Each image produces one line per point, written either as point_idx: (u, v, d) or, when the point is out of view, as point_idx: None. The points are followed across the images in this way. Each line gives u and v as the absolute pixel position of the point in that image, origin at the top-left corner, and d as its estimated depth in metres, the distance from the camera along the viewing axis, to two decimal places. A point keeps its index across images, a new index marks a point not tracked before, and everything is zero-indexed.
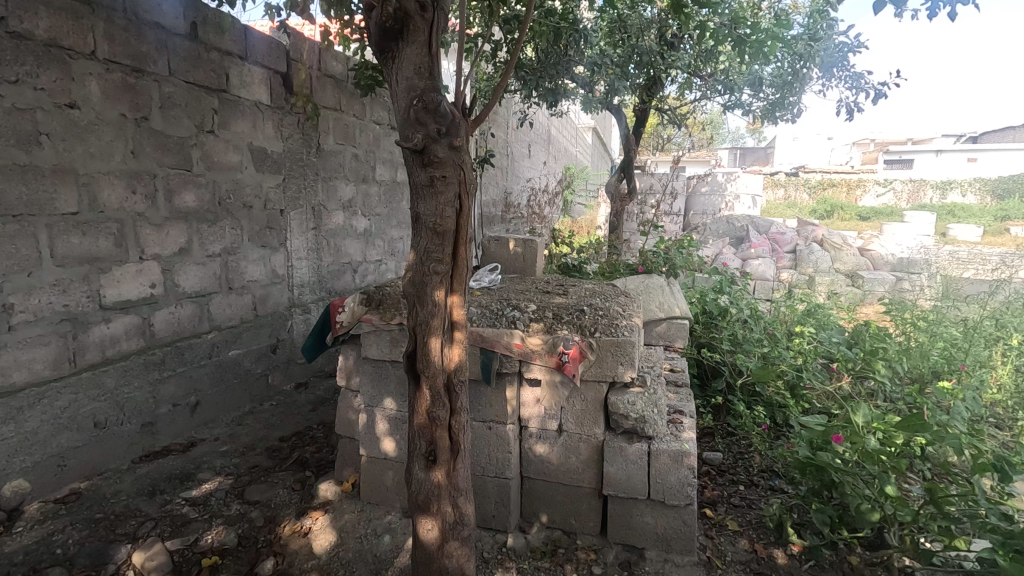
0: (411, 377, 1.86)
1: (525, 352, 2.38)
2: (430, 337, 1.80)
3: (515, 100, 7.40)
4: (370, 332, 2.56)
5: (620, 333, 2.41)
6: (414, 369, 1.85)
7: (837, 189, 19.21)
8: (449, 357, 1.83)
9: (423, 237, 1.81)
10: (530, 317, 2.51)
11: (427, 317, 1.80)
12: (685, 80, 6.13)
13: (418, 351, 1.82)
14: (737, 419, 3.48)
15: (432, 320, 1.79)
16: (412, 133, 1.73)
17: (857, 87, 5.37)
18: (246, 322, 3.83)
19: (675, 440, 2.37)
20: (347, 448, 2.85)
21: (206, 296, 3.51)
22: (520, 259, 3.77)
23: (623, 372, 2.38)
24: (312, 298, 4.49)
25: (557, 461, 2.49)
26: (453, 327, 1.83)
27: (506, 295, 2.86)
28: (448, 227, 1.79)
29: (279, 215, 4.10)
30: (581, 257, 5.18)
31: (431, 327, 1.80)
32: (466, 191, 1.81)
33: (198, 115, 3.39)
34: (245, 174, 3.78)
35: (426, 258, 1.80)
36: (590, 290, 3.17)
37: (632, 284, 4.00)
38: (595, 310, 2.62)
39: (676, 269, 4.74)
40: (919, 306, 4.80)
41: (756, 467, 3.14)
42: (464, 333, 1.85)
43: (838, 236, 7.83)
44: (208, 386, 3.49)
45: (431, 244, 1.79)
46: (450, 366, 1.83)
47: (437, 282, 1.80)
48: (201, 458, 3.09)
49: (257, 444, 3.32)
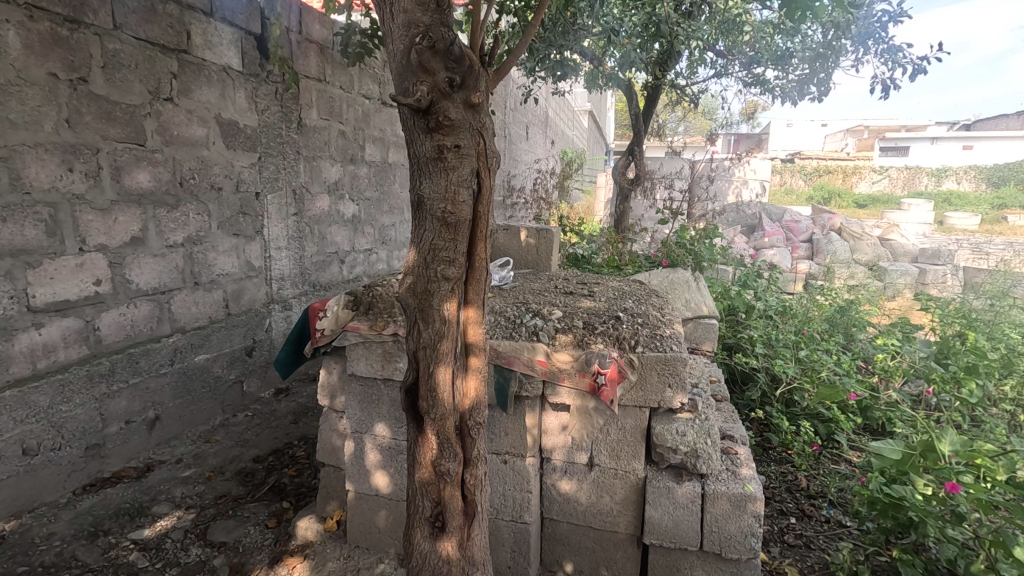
0: (411, 417, 1.40)
1: (551, 371, 1.92)
2: (437, 365, 1.33)
3: (516, 77, 6.91)
4: (356, 344, 2.09)
5: (668, 348, 1.95)
6: (415, 407, 1.38)
7: (834, 176, 18.87)
8: (462, 390, 1.37)
9: (429, 230, 1.33)
10: (555, 327, 2.05)
11: (434, 338, 1.33)
12: (699, 56, 5.64)
13: (419, 384, 1.36)
14: (779, 436, 3.07)
15: (440, 343, 1.33)
16: (412, 85, 1.25)
17: (894, 61, 4.88)
18: (216, 321, 3.33)
19: (735, 480, 1.94)
20: (331, 478, 2.38)
21: (166, 293, 3.01)
22: (532, 252, 3.40)
23: (671, 396, 1.93)
24: (294, 292, 4.00)
25: (587, 502, 2.05)
26: (468, 351, 1.37)
27: (523, 297, 2.40)
28: (463, 215, 1.31)
29: (254, 198, 3.59)
30: (591, 248, 4.77)
31: (439, 352, 1.33)
32: (486, 166, 1.33)
33: (152, 79, 2.86)
34: (212, 151, 3.25)
35: (431, 258, 1.33)
36: (618, 290, 2.72)
37: (655, 280, 3.57)
38: (634, 318, 2.17)
39: (701, 262, 4.32)
40: (963, 304, 4.41)
41: (806, 494, 2.73)
42: (482, 359, 1.39)
43: (857, 225, 7.41)
44: (169, 399, 3.00)
45: (438, 239, 1.32)
46: (463, 403, 1.38)
47: (447, 291, 1.33)
48: (159, 488, 2.62)
49: (227, 467, 2.85)
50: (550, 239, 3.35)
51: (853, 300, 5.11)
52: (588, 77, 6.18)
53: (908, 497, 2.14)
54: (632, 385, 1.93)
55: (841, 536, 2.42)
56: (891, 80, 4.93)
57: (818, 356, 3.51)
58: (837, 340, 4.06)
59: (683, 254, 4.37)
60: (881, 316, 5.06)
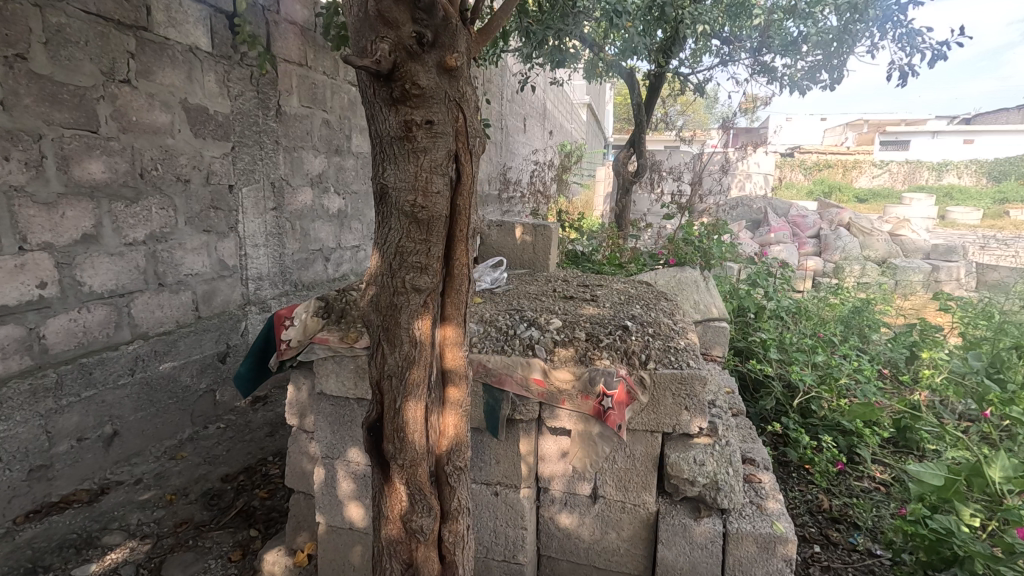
0: (375, 461, 1.13)
1: (548, 393, 1.65)
2: (406, 398, 1.06)
3: (514, 65, 6.61)
4: (326, 358, 1.82)
5: (684, 364, 1.69)
6: (380, 449, 1.12)
7: (833, 170, 18.45)
8: (439, 427, 1.11)
9: (395, 228, 1.06)
10: (553, 339, 1.78)
11: (402, 364, 1.06)
12: (701, 46, 5.39)
13: (383, 421, 1.09)
14: (797, 452, 2.82)
15: (410, 371, 1.06)
16: (371, 43, 0.97)
17: (912, 46, 4.61)
18: (184, 326, 3.06)
19: (761, 517, 1.69)
20: (301, 506, 2.12)
21: (126, 296, 2.72)
22: (529, 251, 3.15)
23: (688, 421, 1.67)
24: (274, 293, 3.73)
25: (590, 540, 1.79)
26: (445, 380, 1.11)
27: (518, 304, 2.14)
28: (436, 208, 1.04)
29: (226, 191, 3.31)
30: (592, 245, 4.52)
31: (408, 383, 1.06)
32: (467, 148, 1.06)
33: (106, 58, 2.56)
34: (178, 140, 2.96)
35: (398, 264, 1.06)
36: (624, 294, 2.45)
37: (661, 279, 3.30)
38: (643, 328, 1.90)
39: (708, 260, 4.06)
40: (988, 305, 4.16)
41: (829, 517, 2.48)
42: (463, 390, 1.13)
43: (866, 220, 7.14)
44: (129, 412, 2.73)
45: (407, 240, 1.05)
46: (440, 444, 1.11)
47: (418, 306, 1.06)
48: (113, 514, 2.35)
49: (192, 488, 2.58)
50: (547, 236, 3.10)
51: (867, 299, 4.85)
52: (587, 66, 5.90)
53: (953, 529, 1.89)
54: (643, 407, 1.66)
55: (873, 569, 2.16)
56: (909, 67, 4.63)
57: (836, 363, 3.26)
58: (853, 344, 3.82)
59: (692, 252, 4.09)
60: (896, 316, 4.81)
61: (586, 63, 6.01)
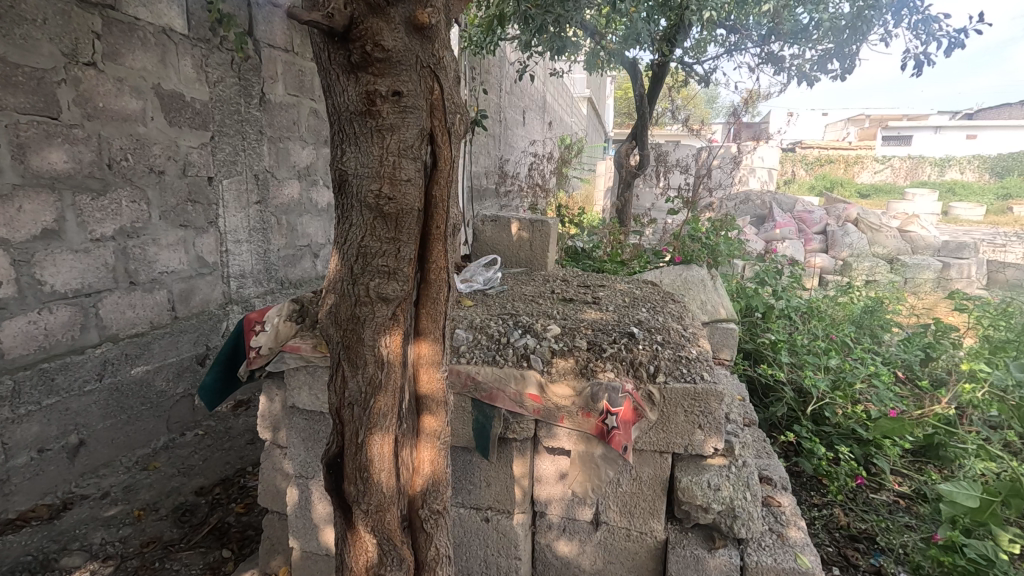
0: (335, 501, 0.96)
1: (545, 409, 1.48)
2: (371, 430, 0.89)
3: (512, 54, 6.39)
4: (299, 369, 1.64)
5: (698, 376, 1.51)
6: (341, 487, 0.95)
7: (835, 167, 18.19)
8: (411, 461, 0.94)
9: (356, 224, 0.88)
10: (552, 348, 1.60)
11: (366, 390, 0.88)
12: (705, 36, 5.19)
13: (344, 456, 0.92)
14: (812, 463, 2.65)
15: (375, 399, 0.88)
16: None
17: (927, 34, 4.39)
18: (159, 327, 2.87)
19: (783, 548, 1.52)
20: (275, 528, 1.94)
21: (92, 295, 2.53)
22: (526, 248, 2.98)
23: (702, 441, 1.48)
24: (258, 291, 3.54)
25: (592, 570, 1.61)
26: (419, 406, 0.93)
27: (514, 308, 1.96)
28: (406, 200, 0.85)
29: (206, 184, 3.11)
30: (592, 241, 4.34)
31: (373, 413, 0.88)
32: (445, 127, 0.87)
33: (67, 38, 2.36)
34: (150, 128, 2.76)
35: (361, 266, 0.88)
36: (629, 296, 2.27)
37: (665, 279, 3.11)
38: (651, 335, 1.72)
39: (715, 258, 3.87)
40: (1008, 305, 3.98)
41: (847, 534, 2.33)
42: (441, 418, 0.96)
43: (874, 216, 6.95)
44: (97, 420, 2.55)
45: (372, 238, 0.87)
46: (412, 479, 0.95)
47: (385, 319, 0.88)
48: (74, 533, 2.17)
49: (163, 503, 2.40)
50: (545, 232, 2.91)
51: (878, 297, 4.67)
52: (588, 57, 5.69)
53: (991, 556, 1.71)
54: (651, 425, 1.48)
55: None
56: (925, 56, 4.42)
57: (851, 368, 3.09)
58: (866, 347, 3.65)
59: (699, 249, 3.90)
60: (908, 315, 4.63)
61: (586, 53, 5.79)
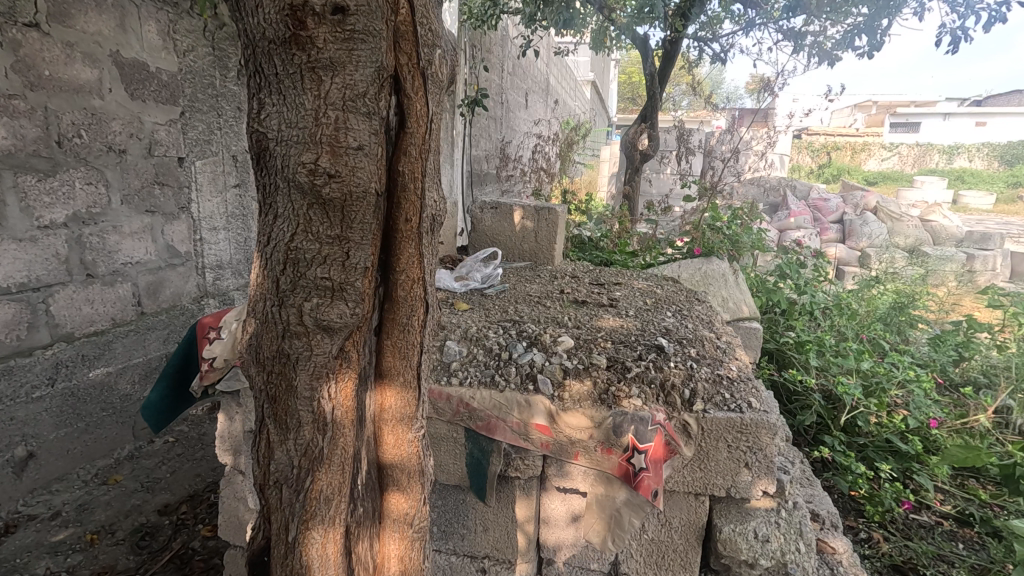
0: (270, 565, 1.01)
1: (556, 444, 1.23)
2: (313, 498, 0.94)
3: (514, 30, 6.00)
4: None
5: (745, 403, 1.23)
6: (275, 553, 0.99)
7: (841, 153, 16.66)
8: (356, 534, 1.01)
9: (287, 223, 0.84)
10: (564, 366, 1.32)
11: (308, 452, 0.93)
12: (715, 16, 4.75)
13: (280, 538, 0.98)
14: (847, 481, 2.38)
15: (319, 466, 0.93)
16: None
17: (965, 8, 4.02)
18: (122, 324, 2.58)
19: None
20: (237, 564, 1.68)
21: (41, 290, 2.24)
22: (530, 238, 2.69)
23: (749, 483, 1.21)
24: (237, 283, 3.25)
25: None
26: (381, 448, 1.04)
27: (519, 316, 1.70)
28: (354, 177, 0.81)
29: (175, 164, 2.80)
30: (599, 230, 4.02)
31: (316, 475, 0.93)
32: (412, 80, 0.86)
33: None
34: (107, 101, 2.45)
35: (293, 293, 0.86)
36: (649, 296, 2.03)
37: (684, 274, 2.81)
38: (683, 349, 1.45)
39: (735, 250, 3.56)
40: None
41: (890, 565, 2.10)
42: (407, 499, 1.05)
43: (894, 204, 6.62)
44: (49, 429, 2.28)
45: (305, 252, 0.84)
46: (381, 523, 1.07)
47: (333, 351, 0.89)
48: (14, 563, 1.91)
49: (120, 524, 2.14)
50: (552, 221, 2.61)
51: (904, 291, 4.37)
52: (593, 36, 5.30)
53: None
54: (686, 463, 1.21)
55: None
56: (961, 31, 4.05)
57: (887, 374, 2.82)
58: (895, 348, 3.38)
59: (719, 241, 3.59)
60: (936, 311, 4.33)
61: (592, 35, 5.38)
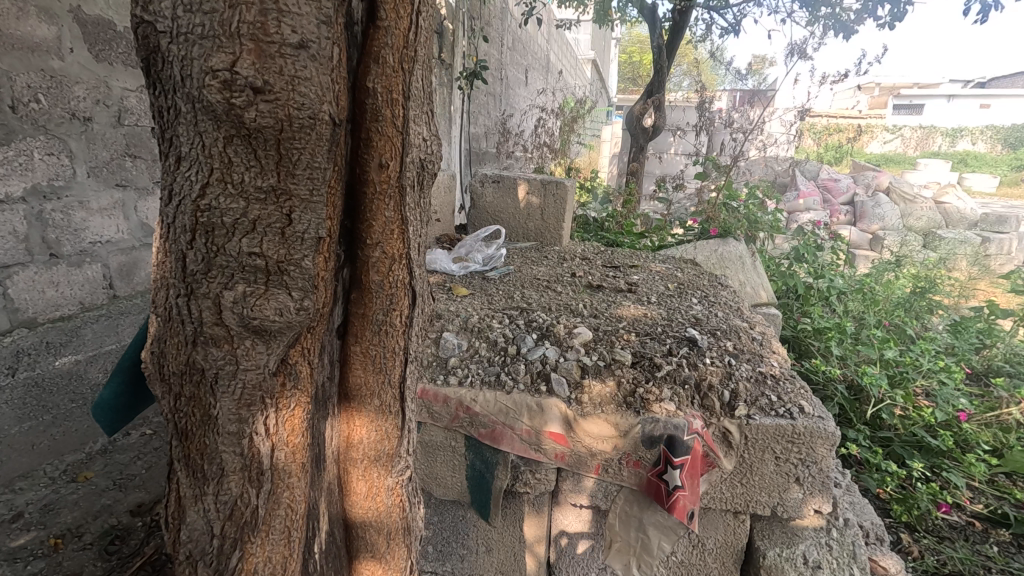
0: None
1: (572, 455, 1.15)
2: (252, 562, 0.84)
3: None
4: None
5: (796, 411, 1.12)
6: None
7: None
8: None
9: (193, 175, 0.69)
10: (581, 364, 1.25)
11: (237, 506, 0.81)
12: None
13: None
14: (876, 480, 2.22)
15: (260, 526, 0.83)
16: None
17: None
18: (92, 309, 2.30)
19: None
20: None
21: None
22: (535, 217, 2.50)
23: (799, 501, 1.13)
24: None
25: None
26: (347, 490, 0.98)
27: (530, 306, 1.57)
28: (295, 95, 0.65)
29: (149, 135, 2.57)
30: (605, 209, 3.80)
31: (259, 527, 0.83)
32: None
33: None
34: (69, 62, 2.08)
35: (205, 287, 0.72)
36: (670, 281, 1.90)
37: (701, 256, 2.61)
38: (718, 343, 1.36)
39: (751, 231, 3.35)
40: None
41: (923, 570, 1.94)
42: (385, 567, 1.03)
43: (906, 185, 6.42)
44: (7, 425, 1.91)
45: (220, 224, 0.70)
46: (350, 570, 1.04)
47: (266, 358, 0.76)
48: None
49: (89, 527, 1.85)
50: (559, 197, 2.42)
51: (921, 275, 4.20)
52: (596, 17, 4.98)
53: None
54: (725, 477, 1.13)
55: None
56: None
57: (916, 365, 2.66)
58: (917, 334, 3.23)
59: (736, 221, 3.39)
60: (953, 296, 4.17)
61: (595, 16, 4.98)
